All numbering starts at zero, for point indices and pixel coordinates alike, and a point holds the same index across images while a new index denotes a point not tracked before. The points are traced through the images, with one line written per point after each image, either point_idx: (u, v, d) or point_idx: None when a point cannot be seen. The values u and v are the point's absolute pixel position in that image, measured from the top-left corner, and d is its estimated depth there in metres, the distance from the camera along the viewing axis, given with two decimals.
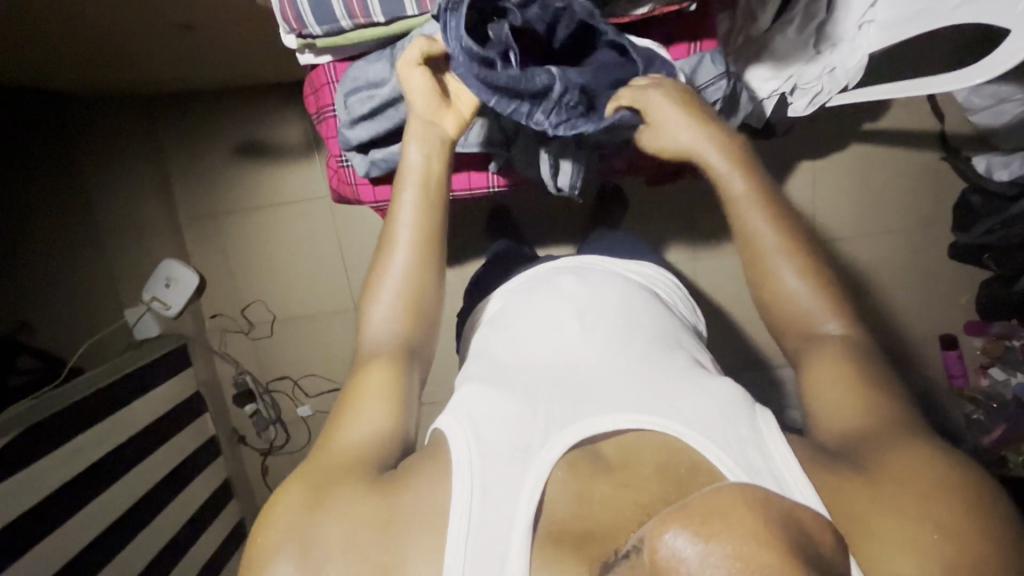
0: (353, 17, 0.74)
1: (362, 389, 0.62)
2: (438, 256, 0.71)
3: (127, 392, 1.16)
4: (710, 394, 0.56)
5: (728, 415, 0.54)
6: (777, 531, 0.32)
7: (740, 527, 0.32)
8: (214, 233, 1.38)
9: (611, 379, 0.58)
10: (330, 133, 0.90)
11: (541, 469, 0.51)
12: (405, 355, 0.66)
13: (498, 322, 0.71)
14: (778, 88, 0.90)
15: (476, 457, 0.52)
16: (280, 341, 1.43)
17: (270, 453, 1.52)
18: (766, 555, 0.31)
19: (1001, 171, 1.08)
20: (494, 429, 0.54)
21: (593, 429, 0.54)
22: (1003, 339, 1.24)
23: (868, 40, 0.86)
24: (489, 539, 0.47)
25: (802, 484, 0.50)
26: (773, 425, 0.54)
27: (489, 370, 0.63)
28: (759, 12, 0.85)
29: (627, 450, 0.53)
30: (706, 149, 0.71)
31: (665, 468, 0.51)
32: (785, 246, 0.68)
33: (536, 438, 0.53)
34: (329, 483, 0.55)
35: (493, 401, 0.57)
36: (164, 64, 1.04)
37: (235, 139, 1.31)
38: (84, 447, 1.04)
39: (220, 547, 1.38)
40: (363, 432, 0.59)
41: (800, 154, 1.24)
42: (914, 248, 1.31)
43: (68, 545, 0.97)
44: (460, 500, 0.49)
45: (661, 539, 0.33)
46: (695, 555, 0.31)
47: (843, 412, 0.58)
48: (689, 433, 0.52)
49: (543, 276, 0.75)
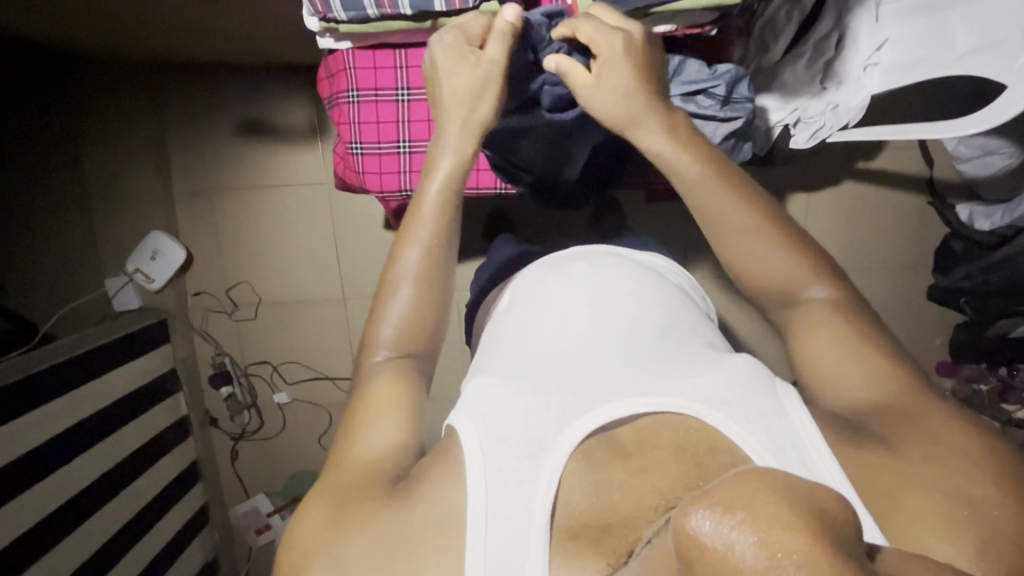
0: (380, 7, 0.74)
1: (373, 402, 0.60)
2: (449, 239, 0.71)
3: (102, 363, 1.13)
4: (727, 370, 0.55)
5: (747, 393, 0.52)
6: (804, 513, 0.29)
7: (763, 514, 0.29)
8: (208, 210, 1.35)
9: (623, 369, 0.56)
10: (342, 119, 0.90)
11: (556, 462, 0.49)
12: (413, 370, 0.65)
13: (514, 312, 0.70)
14: (783, 119, 0.94)
15: (485, 454, 0.50)
16: (264, 325, 1.41)
17: (242, 439, 1.48)
18: (794, 542, 0.28)
19: (984, 222, 1.11)
20: (507, 422, 0.51)
21: (608, 416, 0.51)
22: (970, 382, 1.29)
23: (872, 82, 0.89)
24: (506, 535, 0.46)
25: (831, 468, 0.49)
26: (795, 399, 0.53)
27: (501, 365, 0.61)
28: (771, 45, 0.91)
29: (643, 433, 0.51)
30: (710, 178, 0.68)
31: (682, 448, 0.49)
32: (754, 222, 0.66)
33: (549, 430, 0.51)
34: (350, 498, 0.52)
35: (504, 393, 0.54)
36: (171, 30, 1.02)
37: (239, 116, 1.29)
38: (55, 414, 1.01)
39: (180, 531, 1.34)
40: (383, 443, 0.57)
41: (795, 186, 1.27)
42: (896, 286, 1.35)
43: (30, 513, 0.95)
44: (476, 500, 0.47)
45: (688, 531, 0.31)
46: (725, 542, 0.29)
47: (838, 386, 0.58)
48: (705, 411, 0.51)
49: (559, 263, 0.74)
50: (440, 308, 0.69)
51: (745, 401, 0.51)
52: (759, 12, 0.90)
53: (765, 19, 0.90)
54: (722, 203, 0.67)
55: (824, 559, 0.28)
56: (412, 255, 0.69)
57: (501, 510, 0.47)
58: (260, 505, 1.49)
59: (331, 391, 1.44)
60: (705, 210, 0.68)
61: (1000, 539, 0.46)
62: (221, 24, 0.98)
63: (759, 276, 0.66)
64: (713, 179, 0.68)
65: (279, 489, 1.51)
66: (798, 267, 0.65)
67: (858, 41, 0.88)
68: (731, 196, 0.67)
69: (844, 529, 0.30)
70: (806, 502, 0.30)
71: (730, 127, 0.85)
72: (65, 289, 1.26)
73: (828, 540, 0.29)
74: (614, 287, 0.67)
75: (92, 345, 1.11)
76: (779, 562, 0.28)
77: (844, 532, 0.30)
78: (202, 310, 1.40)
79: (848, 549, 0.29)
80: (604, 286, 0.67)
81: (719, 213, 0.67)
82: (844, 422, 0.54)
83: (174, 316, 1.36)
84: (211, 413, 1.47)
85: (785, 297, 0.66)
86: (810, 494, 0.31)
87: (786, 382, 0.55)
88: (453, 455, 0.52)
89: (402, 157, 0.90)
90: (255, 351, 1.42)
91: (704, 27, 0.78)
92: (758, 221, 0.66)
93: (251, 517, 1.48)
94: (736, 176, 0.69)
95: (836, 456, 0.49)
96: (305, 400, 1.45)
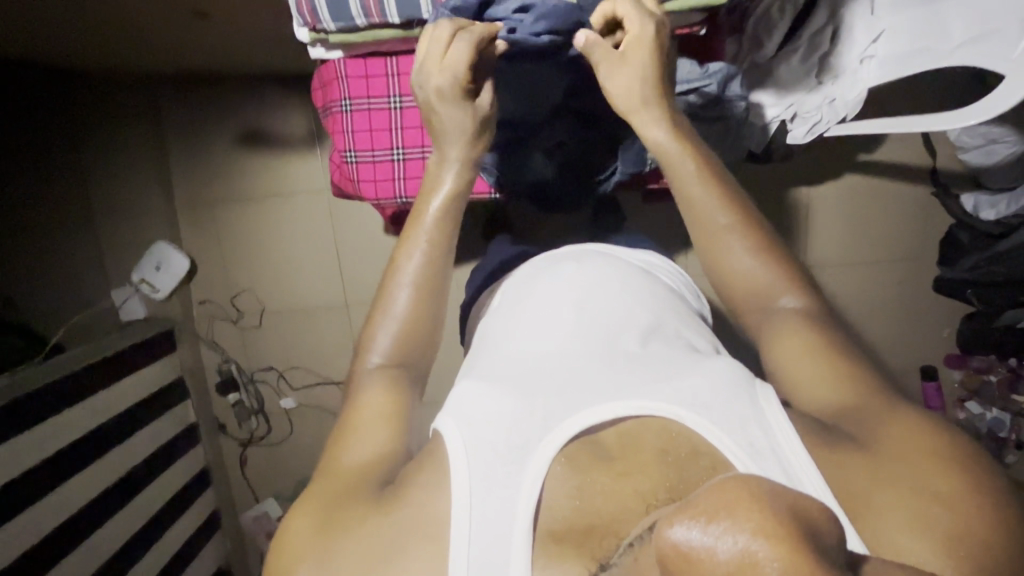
0: (368, 16, 0.75)
1: (358, 411, 0.61)
2: (445, 258, 0.71)
3: (111, 373, 1.15)
4: (712, 372, 0.55)
5: (731, 396, 0.52)
6: (785, 519, 0.30)
7: (745, 521, 0.29)
8: (209, 220, 1.37)
9: (608, 372, 0.56)
10: (336, 128, 0.91)
11: (539, 467, 0.49)
12: (405, 379, 0.65)
13: (501, 314, 0.70)
14: (778, 115, 0.93)
15: (470, 458, 0.50)
16: (268, 332, 1.42)
17: (250, 445, 1.50)
18: (776, 551, 0.28)
19: (988, 211, 1.10)
20: (492, 426, 0.52)
21: (592, 419, 0.52)
22: (981, 374, 1.28)
23: (869, 74, 0.89)
24: (489, 540, 0.46)
25: (808, 470, 0.48)
26: (774, 400, 0.52)
27: (488, 369, 0.60)
28: (765, 40, 0.90)
29: (627, 438, 0.51)
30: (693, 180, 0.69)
31: (665, 453, 0.49)
32: (737, 223, 0.68)
33: (534, 434, 0.51)
34: (334, 507, 0.53)
35: (489, 397, 0.54)
36: (167, 44, 1.03)
37: (236, 126, 1.30)
38: (67, 424, 1.03)
39: (191, 538, 1.35)
40: (366, 451, 0.57)
41: (795, 180, 1.26)
42: (901, 279, 1.34)
43: (45, 521, 0.97)
44: (459, 505, 0.48)
45: (672, 538, 0.31)
46: (707, 551, 0.29)
47: (832, 385, 0.58)
48: (688, 415, 0.51)
49: (545, 265, 0.74)
50: (434, 313, 0.69)
51: (730, 404, 0.51)
52: (752, 10, 0.90)
53: (756, 17, 0.90)
54: (707, 211, 0.69)
55: (805, 567, 0.28)
56: (410, 267, 0.69)
57: (484, 515, 0.47)
58: (270, 509, 1.49)
59: (336, 395, 1.45)
60: (691, 209, 0.70)
61: (994, 537, 0.45)
62: (216, 37, 0.99)
63: (745, 272, 0.68)
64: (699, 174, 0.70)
65: (288, 494, 1.52)
66: (780, 270, 0.66)
67: (853, 33, 0.88)
68: (714, 196, 0.69)
69: (827, 538, 0.31)
70: (789, 508, 0.30)
71: (723, 125, 0.85)
72: (74, 301, 1.28)
73: (811, 547, 0.29)
74: (600, 288, 0.66)
75: (100, 356, 1.13)
76: (760, 569, 0.28)
77: (825, 538, 0.31)
78: (209, 317, 1.42)
79: (826, 555, 0.29)
80: (590, 287, 0.67)
81: (705, 219, 0.69)
82: (831, 427, 0.53)
83: (179, 325, 1.37)
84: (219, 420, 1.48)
85: (779, 297, 0.66)
86: (794, 501, 0.31)
87: (767, 383, 0.55)
88: (437, 459, 0.53)
89: (396, 164, 0.90)
90: (260, 357, 1.44)
91: (692, 27, 0.77)
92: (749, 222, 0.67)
93: (261, 521, 1.48)
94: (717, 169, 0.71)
95: (817, 466, 0.49)
96: (311, 406, 1.46)
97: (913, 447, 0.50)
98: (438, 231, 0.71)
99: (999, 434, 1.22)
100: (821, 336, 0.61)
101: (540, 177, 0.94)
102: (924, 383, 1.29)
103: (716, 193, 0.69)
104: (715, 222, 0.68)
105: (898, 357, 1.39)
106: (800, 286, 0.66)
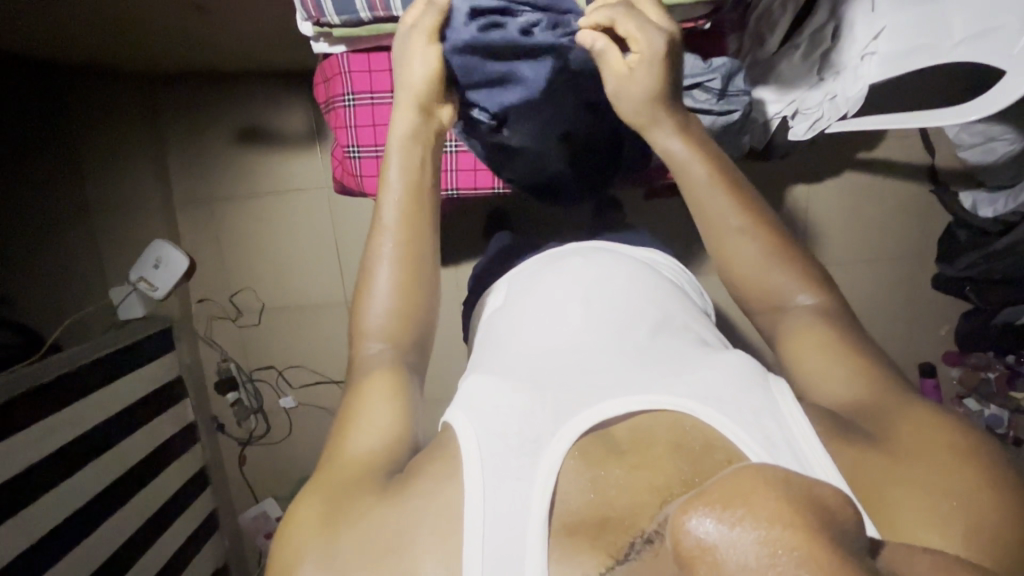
0: (372, 10, 0.75)
1: (364, 394, 0.62)
2: (427, 223, 0.71)
3: (109, 371, 1.14)
4: (723, 366, 0.54)
5: (743, 390, 0.52)
6: (803, 509, 0.30)
7: (763, 509, 0.29)
8: (208, 217, 1.36)
9: (620, 367, 0.56)
10: (339, 123, 0.91)
11: (552, 460, 0.48)
12: (402, 359, 0.66)
13: (510, 309, 0.70)
14: (781, 111, 0.95)
15: (482, 452, 0.50)
16: (267, 331, 1.41)
17: (249, 444, 1.49)
18: (793, 538, 0.28)
19: (987, 209, 1.10)
20: (505, 421, 0.51)
21: (604, 414, 0.51)
22: (979, 371, 1.28)
23: (870, 71, 0.88)
24: (503, 535, 0.45)
25: (822, 461, 0.49)
26: (788, 396, 0.52)
27: (498, 364, 0.60)
28: (766, 36, 0.94)
29: (640, 431, 0.51)
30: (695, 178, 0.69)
31: (680, 445, 0.49)
32: (746, 224, 0.68)
33: (546, 428, 0.51)
34: (345, 497, 0.53)
35: (500, 392, 0.54)
36: (165, 39, 1.02)
37: (236, 122, 1.30)
38: (64, 422, 1.02)
39: (189, 538, 1.34)
40: (372, 435, 0.58)
41: (795, 179, 1.27)
42: (900, 277, 1.35)
43: (42, 521, 0.96)
44: (472, 498, 0.47)
45: (685, 528, 0.31)
46: (722, 542, 0.29)
47: (837, 380, 0.58)
48: (702, 409, 0.50)
49: (554, 259, 0.74)
50: (429, 298, 0.71)
51: (743, 398, 0.51)
52: (754, 7, 0.94)
53: (759, 13, 0.93)
54: (715, 212, 0.69)
55: (824, 556, 0.28)
56: (388, 248, 0.70)
57: (497, 508, 0.46)
58: (269, 509, 1.48)
59: (336, 394, 1.44)
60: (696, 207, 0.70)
61: (1004, 531, 0.45)
62: (216, 32, 0.98)
63: (750, 269, 0.68)
64: (705, 170, 0.70)
65: (287, 494, 1.51)
66: (787, 265, 0.66)
67: (853, 31, 0.87)
68: (717, 193, 0.69)
69: (842, 527, 0.31)
70: (805, 498, 0.30)
71: (727, 120, 0.85)
72: (72, 299, 1.27)
73: (826, 536, 0.29)
74: (608, 284, 0.67)
75: (99, 353, 1.12)
76: (779, 559, 0.28)
77: (841, 527, 0.30)
78: (208, 317, 1.41)
79: (843, 544, 0.29)
80: (599, 282, 0.67)
81: (710, 219, 0.69)
82: (842, 422, 0.53)
83: (178, 323, 1.36)
84: (217, 417, 1.47)
85: (782, 292, 0.66)
86: (810, 491, 0.31)
87: (779, 377, 0.55)
88: (448, 454, 0.52)
89: None
90: (259, 356, 1.43)
91: (696, 21, 0.77)
92: (751, 219, 0.68)
93: (261, 520, 1.49)
94: (724, 167, 0.71)
95: (831, 456, 0.49)
96: (311, 405, 1.46)
97: (920, 439, 0.50)
98: (405, 176, 0.71)
99: (997, 430, 1.23)
100: (824, 332, 0.62)
101: (549, 173, 0.94)
102: (923, 380, 1.30)
103: (722, 188, 0.69)
104: (721, 221, 0.68)
105: (897, 355, 1.39)
106: (806, 284, 0.66)
